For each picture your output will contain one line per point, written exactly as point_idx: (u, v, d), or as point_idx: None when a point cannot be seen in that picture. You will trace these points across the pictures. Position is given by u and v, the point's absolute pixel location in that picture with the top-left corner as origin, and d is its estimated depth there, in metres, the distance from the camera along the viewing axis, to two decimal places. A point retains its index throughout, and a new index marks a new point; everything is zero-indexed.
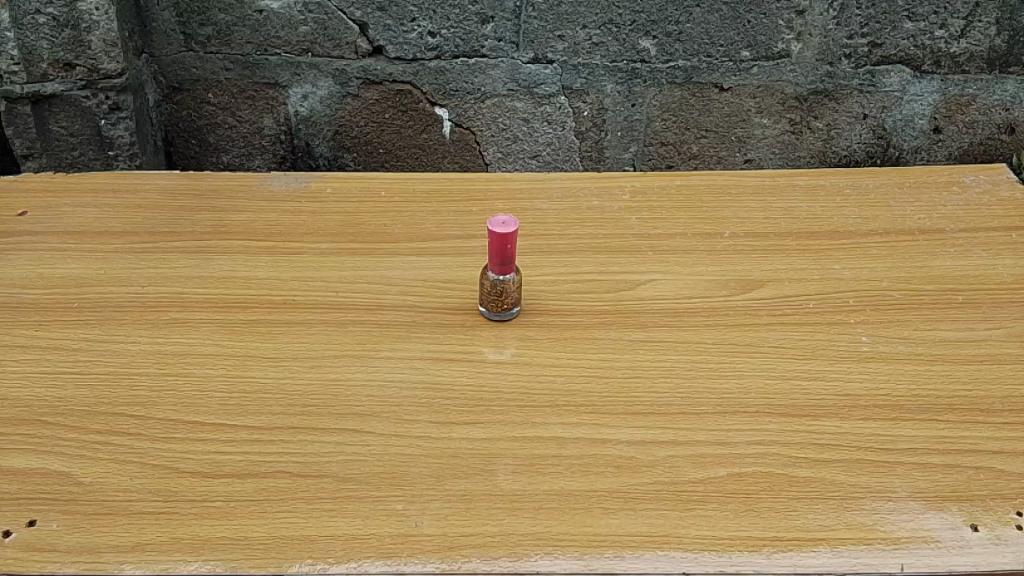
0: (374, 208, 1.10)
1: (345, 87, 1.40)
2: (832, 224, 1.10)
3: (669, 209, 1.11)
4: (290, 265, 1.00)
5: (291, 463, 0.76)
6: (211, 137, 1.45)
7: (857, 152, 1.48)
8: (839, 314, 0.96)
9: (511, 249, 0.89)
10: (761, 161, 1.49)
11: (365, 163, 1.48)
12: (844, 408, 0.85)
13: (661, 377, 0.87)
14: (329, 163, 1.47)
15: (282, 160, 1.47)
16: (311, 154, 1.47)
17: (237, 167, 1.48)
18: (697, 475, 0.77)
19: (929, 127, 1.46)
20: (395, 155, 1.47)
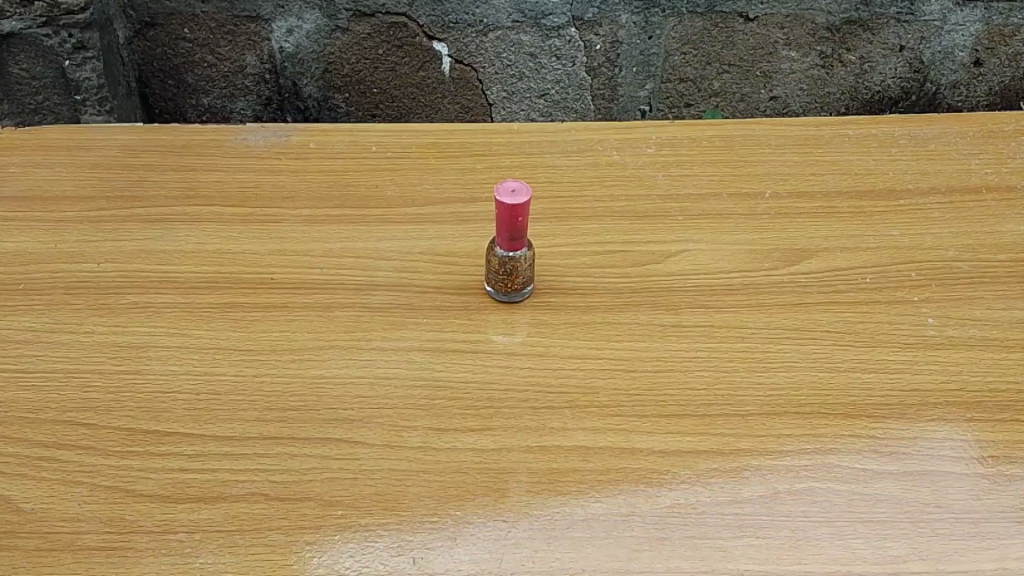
0: (363, 166, 0.96)
1: (334, 20, 1.24)
2: (888, 182, 0.96)
3: (700, 165, 0.97)
4: (267, 237, 0.87)
5: (267, 484, 0.65)
6: (189, 77, 1.28)
7: (891, 88, 1.33)
8: (900, 291, 0.84)
9: (522, 222, 0.76)
10: (788, 99, 1.34)
11: (358, 105, 1.32)
12: (910, 407, 0.73)
13: (697, 371, 0.75)
14: (319, 104, 1.31)
15: (268, 102, 1.31)
16: (299, 95, 1.30)
17: (219, 111, 1.32)
18: (745, 494, 0.66)
19: (970, 60, 1.31)
20: (390, 96, 1.32)
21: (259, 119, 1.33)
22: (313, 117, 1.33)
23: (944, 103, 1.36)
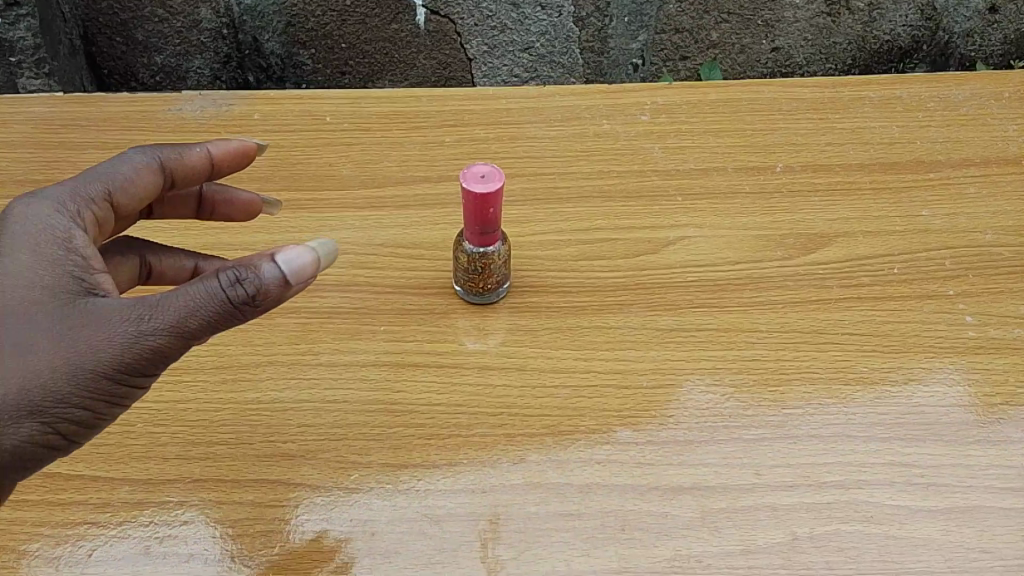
0: (313, 139, 0.83)
1: None
2: (916, 152, 0.84)
3: (703, 133, 0.84)
4: (201, 228, 0.75)
5: (208, 524, 0.57)
6: (139, 34, 1.07)
7: (901, 37, 1.15)
8: (933, 283, 0.73)
9: (495, 213, 0.64)
10: (790, 50, 1.16)
11: (326, 61, 1.13)
12: (952, 429, 0.63)
13: (699, 387, 0.65)
14: (282, 62, 1.12)
15: (227, 59, 1.11)
16: (259, 51, 1.11)
17: (175, 71, 1.11)
18: (770, 539, 0.57)
19: (986, 6, 1.14)
20: (361, 52, 1.12)
21: (217, 79, 1.13)
22: (277, 76, 1.13)
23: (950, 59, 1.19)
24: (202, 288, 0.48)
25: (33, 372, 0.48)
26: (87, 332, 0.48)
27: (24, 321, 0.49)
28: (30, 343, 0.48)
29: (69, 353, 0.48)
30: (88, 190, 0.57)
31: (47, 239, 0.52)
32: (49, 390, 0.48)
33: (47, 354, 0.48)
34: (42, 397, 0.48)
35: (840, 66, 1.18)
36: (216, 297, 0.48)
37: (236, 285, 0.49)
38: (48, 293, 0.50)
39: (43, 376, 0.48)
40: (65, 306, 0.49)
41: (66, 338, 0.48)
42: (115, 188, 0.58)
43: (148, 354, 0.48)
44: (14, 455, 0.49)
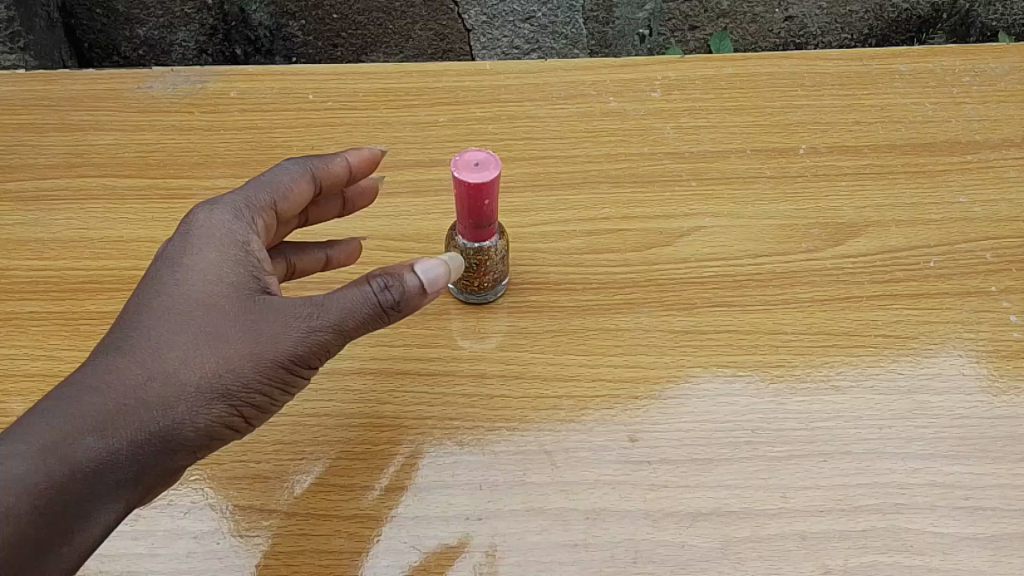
0: (295, 119, 0.76)
1: None
2: (953, 131, 0.77)
3: (719, 111, 0.77)
4: (170, 218, 0.69)
5: (175, 556, 0.51)
6: (119, 5, 0.99)
7: (922, 5, 1.06)
8: (975, 278, 0.66)
9: (493, 205, 0.58)
10: (804, 20, 1.07)
11: (316, 32, 1.05)
12: (999, 445, 0.57)
13: (718, 397, 0.58)
14: (271, 35, 1.04)
15: (213, 32, 1.03)
16: (247, 23, 1.03)
17: (158, 44, 1.04)
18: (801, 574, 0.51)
19: None
20: (353, 23, 1.04)
21: (204, 52, 1.05)
22: (266, 49, 1.06)
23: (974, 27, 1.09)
24: (367, 286, 0.49)
25: (220, 361, 0.46)
26: (265, 329, 0.47)
27: (212, 311, 0.47)
28: (218, 334, 0.47)
29: (256, 344, 0.47)
30: (257, 200, 0.53)
31: (228, 239, 0.50)
32: (234, 382, 0.46)
33: (234, 344, 0.46)
34: (225, 388, 0.46)
35: (856, 37, 1.10)
36: (373, 297, 0.48)
37: (385, 289, 0.49)
38: (233, 287, 0.48)
39: (230, 367, 0.46)
40: (244, 302, 0.48)
41: (252, 329, 0.47)
42: (281, 201, 0.54)
43: (319, 350, 0.48)
44: (186, 451, 0.46)
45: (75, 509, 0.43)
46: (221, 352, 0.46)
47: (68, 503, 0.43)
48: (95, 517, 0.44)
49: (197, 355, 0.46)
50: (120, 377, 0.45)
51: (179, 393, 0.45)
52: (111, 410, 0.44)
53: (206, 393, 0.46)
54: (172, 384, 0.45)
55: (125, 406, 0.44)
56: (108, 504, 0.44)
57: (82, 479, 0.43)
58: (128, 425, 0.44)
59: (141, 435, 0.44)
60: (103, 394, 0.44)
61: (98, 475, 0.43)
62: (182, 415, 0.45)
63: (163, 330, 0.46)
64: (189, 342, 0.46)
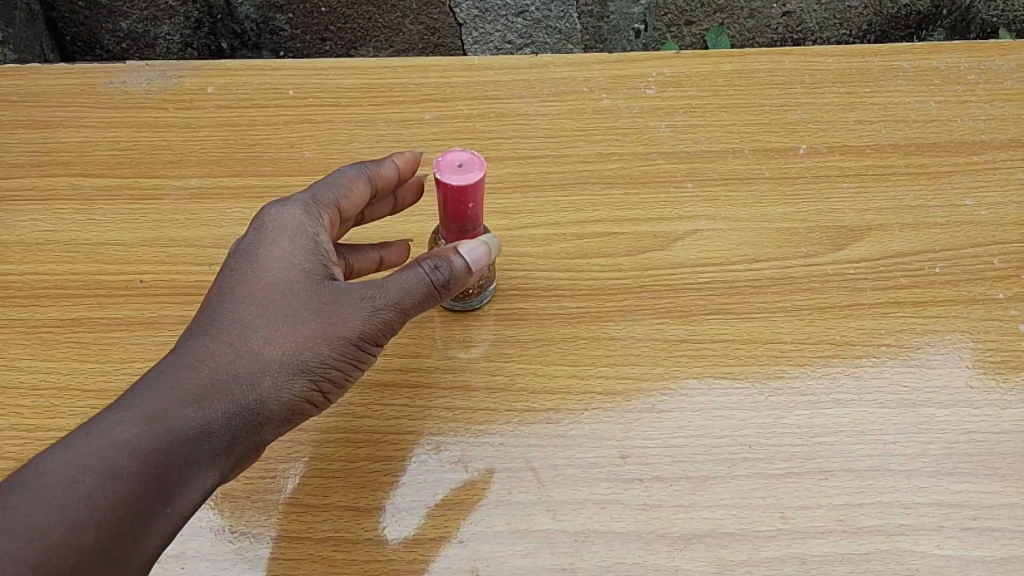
0: (274, 116, 0.73)
1: None
2: (957, 131, 0.74)
3: (715, 109, 0.74)
4: (141, 219, 0.66)
5: None
6: None
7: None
8: (982, 285, 0.63)
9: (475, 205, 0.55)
10: (802, 15, 1.04)
11: (304, 26, 1.01)
12: (1009, 461, 0.54)
13: (715, 410, 0.56)
14: (258, 28, 1.01)
15: (198, 25, 0.99)
16: (233, 15, 0.99)
17: (141, 37, 1.00)
18: None
19: None
20: (342, 16, 1.01)
21: (189, 46, 1.02)
22: (252, 43, 1.02)
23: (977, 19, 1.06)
24: (423, 268, 0.49)
25: (298, 338, 0.47)
26: (338, 307, 0.48)
27: (287, 293, 0.48)
28: (298, 314, 0.47)
29: (330, 323, 0.47)
30: (320, 198, 0.53)
31: (295, 226, 0.51)
32: (312, 359, 0.47)
33: (310, 324, 0.47)
34: (305, 364, 0.47)
35: (855, 32, 1.07)
36: (429, 278, 0.49)
37: (440, 269, 0.50)
38: (307, 270, 0.49)
39: (308, 344, 0.47)
40: (315, 284, 0.49)
41: (326, 308, 0.48)
42: (341, 199, 0.54)
43: (384, 329, 0.49)
44: (271, 425, 0.46)
45: (173, 479, 0.43)
46: (298, 330, 0.47)
47: (166, 473, 0.42)
48: (191, 488, 0.43)
49: (278, 333, 0.47)
50: (209, 356, 0.46)
51: (264, 369, 0.46)
52: (207, 383, 0.45)
53: (287, 369, 0.46)
54: (256, 360, 0.46)
55: (216, 382, 0.45)
56: (203, 475, 0.44)
57: (178, 449, 0.43)
58: (222, 398, 0.45)
59: (231, 408, 0.45)
60: (193, 371, 0.45)
61: (194, 446, 0.43)
62: (267, 390, 0.46)
63: (244, 311, 0.47)
64: (268, 322, 0.47)
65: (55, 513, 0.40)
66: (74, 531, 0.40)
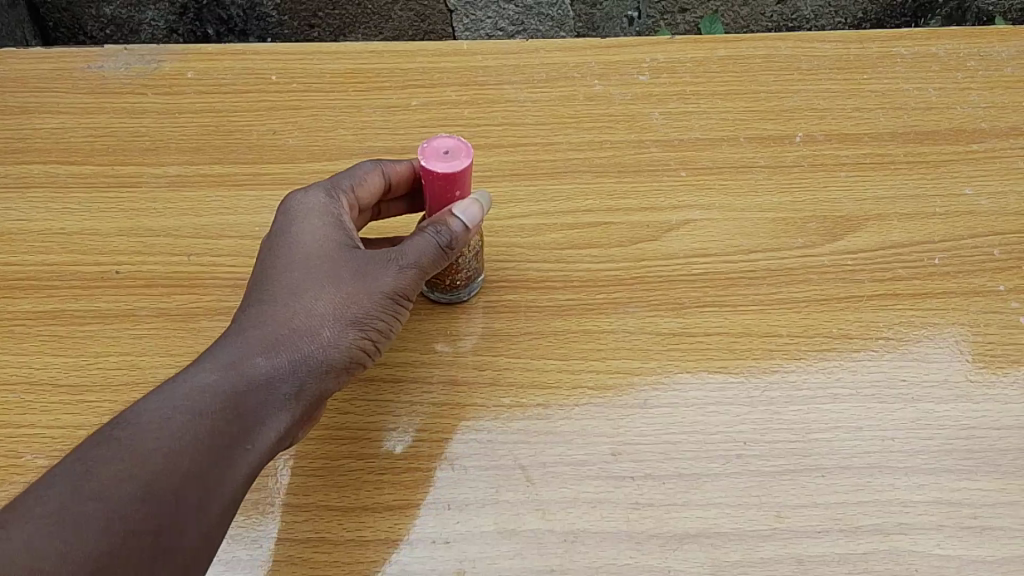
0: (257, 103, 0.70)
1: None
2: (956, 119, 0.72)
3: (709, 95, 0.72)
4: (118, 208, 0.64)
5: None
6: None
7: None
8: (982, 278, 0.62)
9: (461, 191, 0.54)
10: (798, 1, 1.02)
11: (292, 12, 0.99)
12: (1010, 457, 0.53)
13: (710, 405, 0.54)
14: (245, 14, 0.98)
15: (183, 11, 0.97)
16: (219, 1, 0.96)
17: (125, 23, 0.98)
18: None
19: None
20: (330, 2, 0.98)
21: (175, 32, 0.99)
22: (239, 29, 0.99)
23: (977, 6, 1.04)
24: (430, 228, 0.51)
25: (344, 292, 0.48)
26: (375, 265, 0.50)
27: (328, 257, 0.49)
28: (340, 274, 0.49)
29: (372, 279, 0.49)
30: (340, 184, 0.54)
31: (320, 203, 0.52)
32: (360, 311, 0.48)
33: (353, 280, 0.49)
34: (355, 315, 0.48)
35: (851, 20, 1.05)
36: (440, 240, 0.50)
37: (450, 227, 0.51)
38: (340, 238, 0.51)
39: (354, 297, 0.48)
40: (351, 250, 0.50)
41: (363, 265, 0.49)
42: (360, 186, 0.55)
43: (417, 283, 0.50)
44: (331, 374, 0.47)
45: (253, 418, 0.43)
46: (344, 285, 0.48)
47: (245, 411, 0.43)
48: (269, 428, 0.44)
49: (326, 290, 0.48)
50: (263, 316, 0.47)
51: (319, 320, 0.47)
52: (268, 338, 0.46)
53: (340, 319, 0.48)
54: (310, 314, 0.47)
55: (278, 334, 0.46)
56: (278, 417, 0.45)
57: (253, 390, 0.44)
58: (285, 350, 0.46)
59: (295, 356, 0.46)
60: (254, 329, 0.46)
61: (266, 389, 0.44)
62: (325, 340, 0.47)
63: (290, 277, 0.49)
64: (314, 281, 0.48)
65: (149, 447, 0.40)
66: (170, 461, 0.40)
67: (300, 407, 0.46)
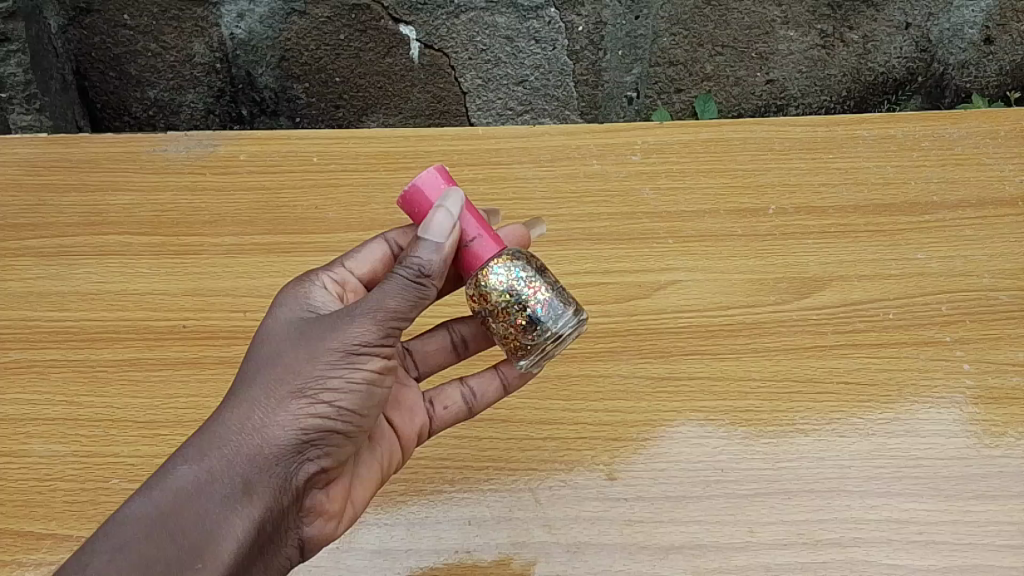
0: (301, 181, 0.81)
1: (289, 2, 1.01)
2: (911, 194, 0.82)
3: (693, 173, 0.83)
4: (182, 272, 0.74)
5: None
6: (132, 68, 1.07)
7: (896, 70, 1.13)
8: (930, 329, 0.71)
9: (471, 215, 0.55)
10: (784, 83, 1.13)
11: (320, 95, 1.10)
12: (950, 483, 0.61)
13: (693, 439, 0.63)
14: (276, 96, 1.09)
15: (220, 94, 1.09)
16: (253, 85, 1.09)
17: (168, 105, 1.10)
18: None
19: (980, 38, 1.12)
20: (355, 86, 1.09)
21: (212, 113, 1.11)
22: (271, 110, 1.11)
23: (948, 86, 1.16)
24: (396, 267, 0.50)
25: (284, 372, 0.49)
26: (318, 335, 0.50)
27: (275, 346, 0.50)
28: (281, 356, 0.50)
29: (315, 347, 0.49)
30: (338, 276, 0.58)
31: (287, 297, 0.54)
32: (303, 380, 0.48)
33: (293, 357, 0.49)
34: (298, 389, 0.48)
35: (835, 98, 1.16)
36: (404, 273, 0.50)
37: (408, 262, 0.50)
38: (292, 324, 0.52)
39: (294, 372, 0.48)
40: (300, 331, 0.51)
41: (303, 339, 0.50)
42: (359, 269, 0.59)
43: (375, 332, 0.49)
44: (286, 455, 0.47)
45: (195, 526, 0.44)
46: (282, 366, 0.49)
47: (184, 521, 0.44)
48: (218, 529, 0.45)
49: (267, 376, 0.49)
50: (209, 422, 0.48)
51: (259, 408, 0.48)
52: (206, 444, 0.47)
53: (282, 399, 0.48)
54: (249, 406, 0.48)
55: (216, 438, 0.47)
56: (228, 514, 0.45)
57: (191, 497, 0.45)
58: (222, 449, 0.46)
59: (235, 452, 0.46)
60: (199, 438, 0.47)
61: (205, 493, 0.45)
62: (267, 425, 0.47)
63: (240, 380, 0.50)
64: (258, 374, 0.50)
65: None
66: None
67: (253, 498, 0.46)
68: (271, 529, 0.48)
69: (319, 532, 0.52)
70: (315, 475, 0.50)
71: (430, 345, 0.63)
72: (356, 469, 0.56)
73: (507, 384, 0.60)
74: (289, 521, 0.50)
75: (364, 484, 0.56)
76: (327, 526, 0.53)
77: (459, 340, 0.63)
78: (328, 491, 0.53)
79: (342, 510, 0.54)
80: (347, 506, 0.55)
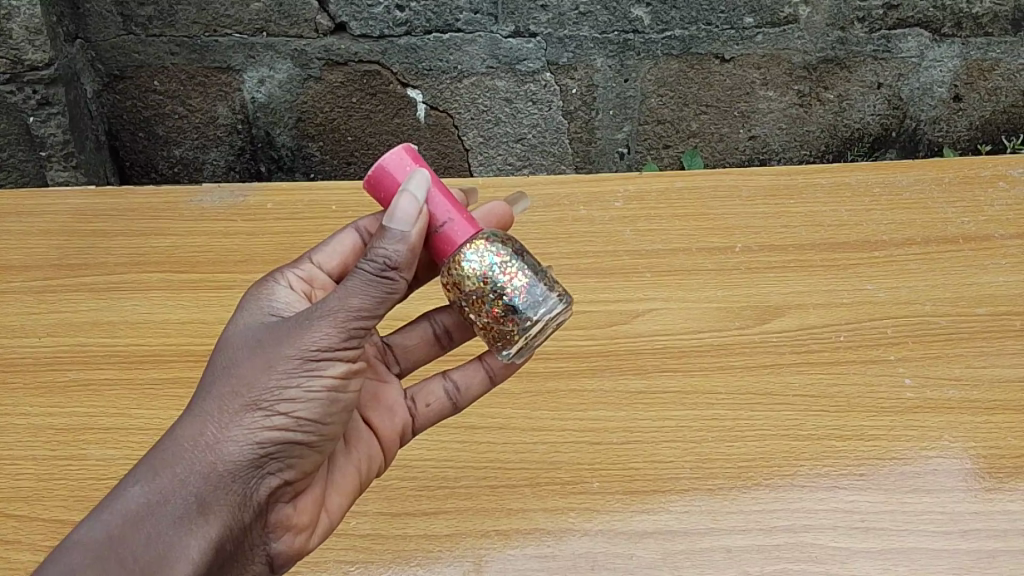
0: (321, 226, 0.92)
1: (306, 69, 1.14)
2: (863, 234, 0.93)
3: (668, 217, 0.94)
4: (217, 303, 0.84)
5: None
6: (160, 129, 1.19)
7: (871, 125, 1.24)
8: (877, 349, 0.80)
9: (440, 197, 0.63)
10: (766, 139, 1.24)
11: (334, 153, 1.21)
12: (891, 478, 0.70)
13: (664, 442, 0.72)
14: (293, 154, 1.21)
15: (241, 152, 1.21)
16: (271, 144, 1.20)
17: (192, 163, 1.22)
18: None
19: (950, 96, 1.22)
20: (365, 143, 1.21)
21: (232, 170, 1.23)
22: (287, 166, 1.22)
23: (923, 140, 1.26)
24: (361, 261, 0.56)
25: (239, 388, 0.55)
26: (272, 349, 0.55)
27: (232, 360, 0.56)
28: (237, 370, 0.55)
29: (270, 360, 0.55)
30: (305, 272, 0.65)
31: (254, 309, 0.60)
32: (259, 393, 0.54)
33: (248, 370, 0.55)
34: (253, 402, 0.54)
35: (815, 153, 1.26)
36: (370, 265, 0.56)
37: (374, 255, 0.56)
38: (251, 336, 0.58)
39: (249, 386, 0.54)
40: (257, 343, 0.57)
41: (258, 353, 0.56)
42: (328, 264, 0.67)
43: (330, 340, 0.55)
44: (242, 470, 0.53)
45: (147, 546, 0.50)
46: (238, 379, 0.55)
47: (136, 542, 0.50)
48: (175, 547, 0.51)
49: (224, 392, 0.55)
50: (165, 441, 0.54)
51: (213, 425, 0.54)
52: (160, 464, 0.52)
53: (236, 415, 0.54)
54: (202, 423, 0.54)
55: (169, 458, 0.53)
56: (183, 534, 0.51)
57: (145, 519, 0.50)
58: (176, 467, 0.52)
59: (186, 471, 0.52)
60: (153, 457, 0.53)
61: (158, 512, 0.51)
62: (221, 441, 0.53)
63: (197, 397, 0.56)
64: (215, 387, 0.55)
65: None
66: None
67: (207, 513, 0.52)
68: (233, 543, 0.55)
69: (288, 546, 0.59)
70: (276, 487, 0.56)
71: (412, 339, 0.72)
72: (325, 481, 0.63)
73: (491, 376, 0.70)
74: (253, 532, 0.57)
75: (338, 490, 0.64)
76: (296, 539, 0.60)
77: (441, 331, 0.73)
78: (294, 505, 0.60)
79: (312, 521, 0.61)
80: (320, 516, 0.62)
